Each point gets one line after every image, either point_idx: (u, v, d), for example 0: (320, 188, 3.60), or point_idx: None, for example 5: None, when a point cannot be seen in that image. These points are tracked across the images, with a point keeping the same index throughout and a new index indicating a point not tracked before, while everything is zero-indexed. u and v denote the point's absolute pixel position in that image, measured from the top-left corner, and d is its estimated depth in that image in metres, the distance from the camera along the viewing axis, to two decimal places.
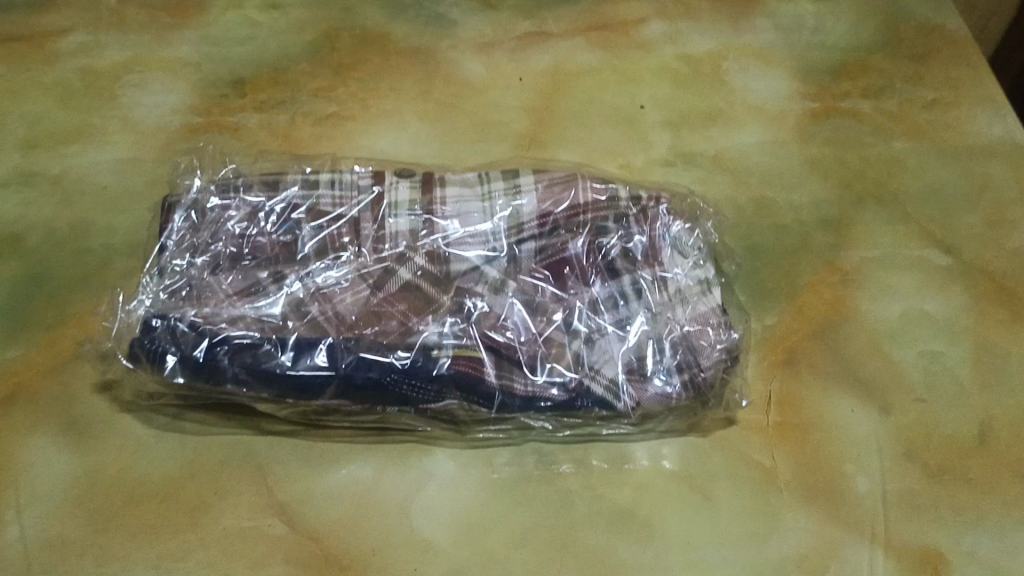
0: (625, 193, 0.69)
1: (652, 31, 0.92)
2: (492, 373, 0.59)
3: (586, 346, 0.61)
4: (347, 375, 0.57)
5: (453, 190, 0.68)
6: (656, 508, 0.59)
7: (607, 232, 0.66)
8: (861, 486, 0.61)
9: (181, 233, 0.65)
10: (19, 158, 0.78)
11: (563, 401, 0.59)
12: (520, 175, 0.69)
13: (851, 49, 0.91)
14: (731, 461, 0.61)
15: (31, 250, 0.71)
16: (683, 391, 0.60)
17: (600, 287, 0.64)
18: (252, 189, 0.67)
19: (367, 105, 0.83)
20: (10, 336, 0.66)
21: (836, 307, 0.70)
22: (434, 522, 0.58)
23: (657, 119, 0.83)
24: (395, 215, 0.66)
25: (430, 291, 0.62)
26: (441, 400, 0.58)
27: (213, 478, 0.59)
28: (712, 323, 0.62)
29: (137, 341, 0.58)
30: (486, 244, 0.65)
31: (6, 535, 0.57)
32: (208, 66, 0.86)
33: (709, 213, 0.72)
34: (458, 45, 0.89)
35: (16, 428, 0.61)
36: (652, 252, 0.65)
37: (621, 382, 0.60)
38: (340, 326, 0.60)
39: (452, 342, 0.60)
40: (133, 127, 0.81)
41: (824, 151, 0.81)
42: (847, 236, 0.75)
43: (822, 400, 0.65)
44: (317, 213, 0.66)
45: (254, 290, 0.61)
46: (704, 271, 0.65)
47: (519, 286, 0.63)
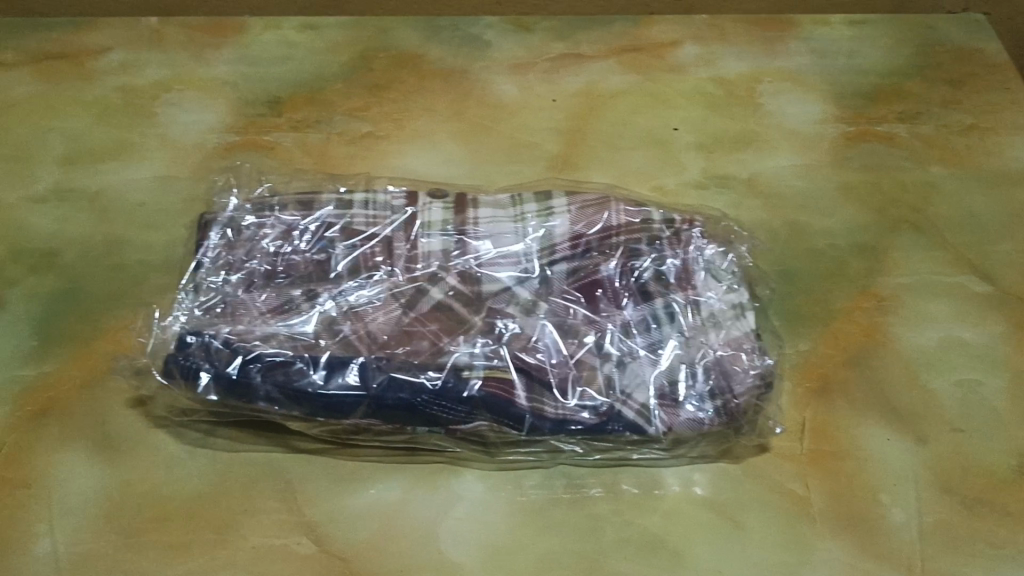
0: (659, 215, 0.68)
1: (686, 54, 0.92)
2: (523, 395, 0.59)
3: (618, 369, 0.60)
4: (378, 395, 0.57)
5: (486, 211, 0.68)
6: (686, 535, 0.59)
7: (640, 255, 0.65)
8: (896, 517, 0.59)
9: (216, 250, 0.65)
10: (59, 174, 0.79)
11: (593, 425, 0.59)
12: (553, 197, 0.68)
13: (887, 74, 0.90)
14: (763, 489, 0.61)
15: (69, 265, 0.72)
16: (716, 417, 0.59)
17: (632, 310, 0.63)
18: (287, 208, 0.68)
19: (401, 125, 0.84)
20: (47, 350, 0.67)
21: (871, 334, 0.69)
22: (462, 545, 0.58)
23: (691, 141, 0.83)
24: (428, 235, 0.66)
25: (462, 312, 0.62)
26: (471, 422, 0.58)
27: (242, 495, 0.60)
28: (746, 348, 0.62)
29: (171, 357, 0.58)
30: (518, 265, 0.65)
31: (38, 549, 0.57)
32: (245, 85, 0.87)
33: (743, 236, 0.71)
34: (492, 66, 0.90)
35: (50, 441, 0.62)
36: (686, 276, 0.65)
37: (653, 407, 0.59)
38: (371, 345, 0.60)
39: (482, 363, 0.59)
40: (170, 145, 0.82)
41: (859, 176, 0.80)
42: (883, 262, 0.74)
43: (857, 428, 0.64)
44: (350, 232, 0.67)
45: (287, 308, 0.62)
46: (738, 296, 0.65)
47: (550, 308, 0.63)
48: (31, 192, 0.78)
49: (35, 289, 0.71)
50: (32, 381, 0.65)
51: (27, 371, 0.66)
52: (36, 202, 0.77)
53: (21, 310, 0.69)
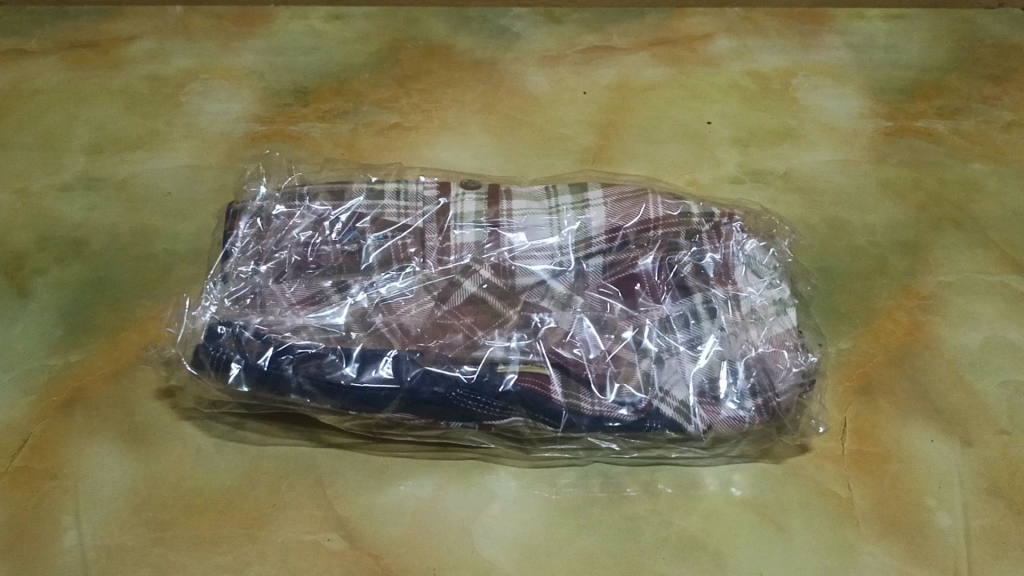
0: (695, 209, 0.67)
1: (719, 48, 0.90)
2: (559, 391, 0.57)
3: (656, 365, 0.59)
4: (412, 389, 0.56)
5: (520, 203, 0.67)
6: (726, 536, 0.57)
7: (678, 249, 0.64)
8: (943, 521, 0.58)
9: (246, 240, 0.64)
10: (85, 162, 0.78)
11: (631, 423, 0.57)
12: (588, 189, 0.67)
13: (925, 69, 0.88)
14: (805, 490, 0.59)
15: (95, 254, 0.71)
16: (758, 416, 0.58)
17: (671, 306, 0.62)
18: (318, 198, 0.67)
19: (430, 116, 0.82)
20: (73, 340, 0.66)
21: (913, 333, 0.67)
22: (496, 543, 0.56)
23: (726, 135, 0.81)
24: (460, 227, 0.65)
25: (496, 305, 0.61)
26: (506, 417, 0.57)
27: (272, 490, 0.58)
28: (788, 345, 0.60)
29: (201, 347, 0.57)
30: (553, 258, 0.63)
31: (64, 541, 0.56)
32: (272, 75, 0.86)
33: (782, 231, 0.70)
34: (522, 58, 0.89)
35: (77, 432, 0.61)
36: (725, 271, 0.63)
37: (692, 405, 0.57)
38: (404, 338, 0.58)
39: (517, 357, 0.58)
40: (197, 135, 0.81)
41: (899, 172, 0.79)
42: (925, 260, 0.72)
43: (901, 429, 0.62)
44: (382, 223, 0.65)
45: (318, 299, 0.60)
46: (780, 292, 0.63)
47: (586, 302, 0.62)
48: (57, 180, 0.77)
49: (62, 278, 0.70)
50: (59, 371, 0.64)
51: (54, 361, 0.65)
52: (63, 190, 0.76)
53: (48, 299, 0.68)
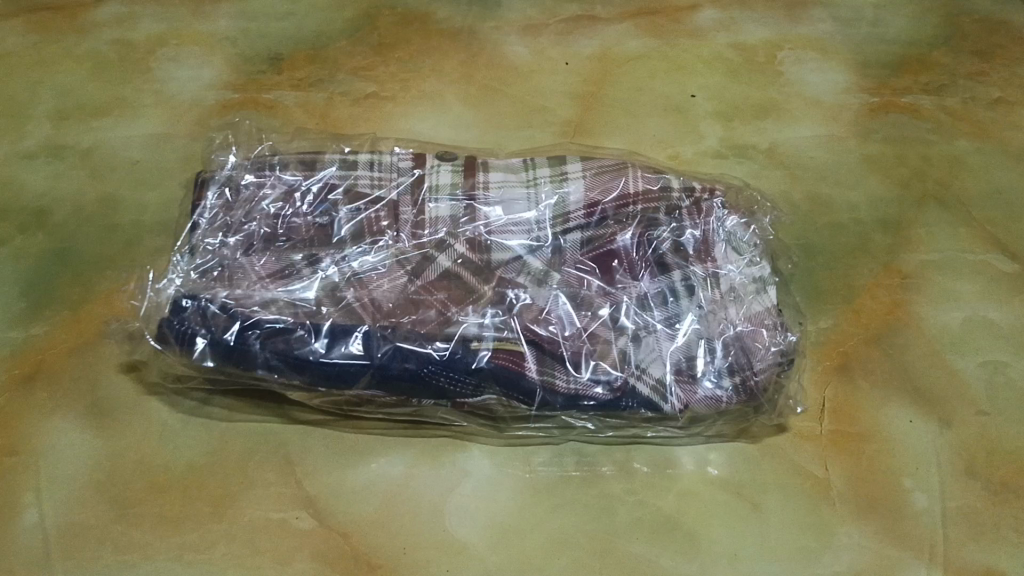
0: (677, 183, 0.65)
1: (704, 19, 0.88)
2: (534, 368, 0.56)
3: (633, 343, 0.58)
4: (383, 365, 0.55)
5: (497, 176, 0.65)
6: (701, 517, 0.56)
7: (658, 225, 0.62)
8: (919, 502, 0.57)
9: (214, 211, 0.62)
10: (49, 129, 0.76)
11: (607, 401, 0.56)
12: (567, 162, 0.65)
13: (912, 44, 0.87)
14: (782, 469, 0.58)
15: (59, 225, 0.69)
16: (735, 395, 0.57)
17: (649, 283, 0.60)
18: (289, 167, 0.65)
19: (407, 86, 0.80)
20: (36, 313, 0.64)
21: (894, 312, 0.66)
22: (469, 522, 0.56)
23: (708, 109, 0.80)
24: (435, 199, 0.63)
25: (470, 281, 0.60)
26: (479, 395, 0.56)
27: (240, 467, 0.57)
28: (768, 324, 0.59)
29: (165, 321, 0.55)
30: (530, 233, 0.62)
31: (25, 520, 0.55)
32: (245, 41, 0.83)
33: (765, 207, 0.68)
34: (503, 27, 0.86)
35: (37, 408, 0.59)
36: (705, 248, 0.62)
37: (669, 383, 0.57)
38: (375, 313, 0.57)
39: (492, 334, 0.57)
40: (166, 102, 0.78)
41: (883, 149, 0.77)
42: (907, 238, 0.71)
43: (879, 409, 0.61)
44: (354, 195, 0.63)
45: (287, 273, 0.59)
46: (759, 269, 0.62)
47: (563, 278, 0.60)
48: (20, 148, 0.74)
49: (24, 249, 0.68)
50: (21, 344, 0.62)
51: (15, 334, 0.63)
52: (26, 158, 0.74)
53: (10, 270, 0.66)
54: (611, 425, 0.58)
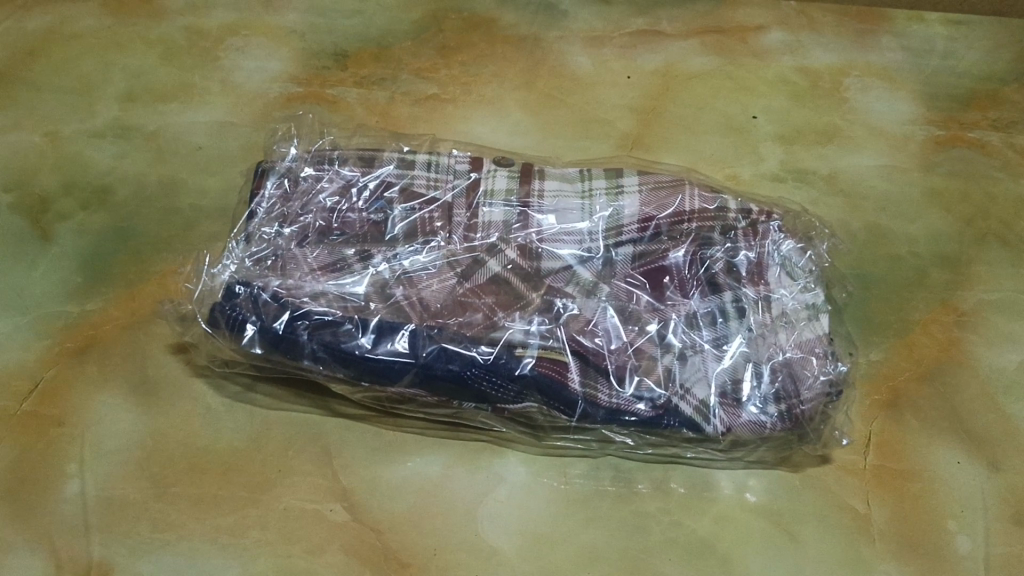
0: (733, 203, 0.65)
1: (771, 40, 0.87)
2: (577, 380, 0.56)
3: (678, 362, 0.57)
4: (428, 365, 0.55)
5: (553, 184, 0.65)
6: (736, 542, 0.56)
7: (711, 244, 0.62)
8: (962, 545, 0.56)
9: (271, 201, 0.63)
10: (117, 110, 0.77)
11: (648, 418, 0.56)
12: (623, 175, 0.65)
13: (983, 78, 0.85)
14: (822, 502, 0.57)
15: (121, 204, 0.71)
16: (779, 422, 0.56)
17: (699, 301, 0.60)
18: (348, 162, 0.66)
19: (469, 90, 0.81)
20: (92, 289, 0.65)
21: (948, 350, 0.65)
22: (501, 528, 0.55)
23: (770, 131, 0.79)
24: (489, 204, 0.63)
25: (519, 287, 0.59)
26: (520, 402, 0.56)
27: (279, 455, 0.58)
28: (818, 352, 0.58)
29: (218, 306, 0.56)
30: (581, 244, 0.62)
31: (68, 490, 0.56)
32: (313, 35, 0.85)
33: (822, 233, 0.67)
34: (567, 37, 0.86)
35: (88, 381, 0.61)
36: (758, 271, 0.61)
37: (712, 405, 0.56)
38: (423, 313, 0.57)
39: (537, 341, 0.57)
40: (232, 91, 0.80)
41: (947, 183, 0.76)
42: (966, 276, 0.70)
43: (926, 448, 0.60)
44: (410, 194, 0.64)
45: (338, 267, 0.59)
46: (813, 295, 0.61)
47: (612, 291, 0.60)
48: (88, 126, 0.76)
49: (85, 226, 0.69)
50: (76, 318, 0.64)
51: (71, 308, 0.64)
52: (93, 136, 0.75)
53: (70, 245, 0.68)
54: (650, 443, 0.58)
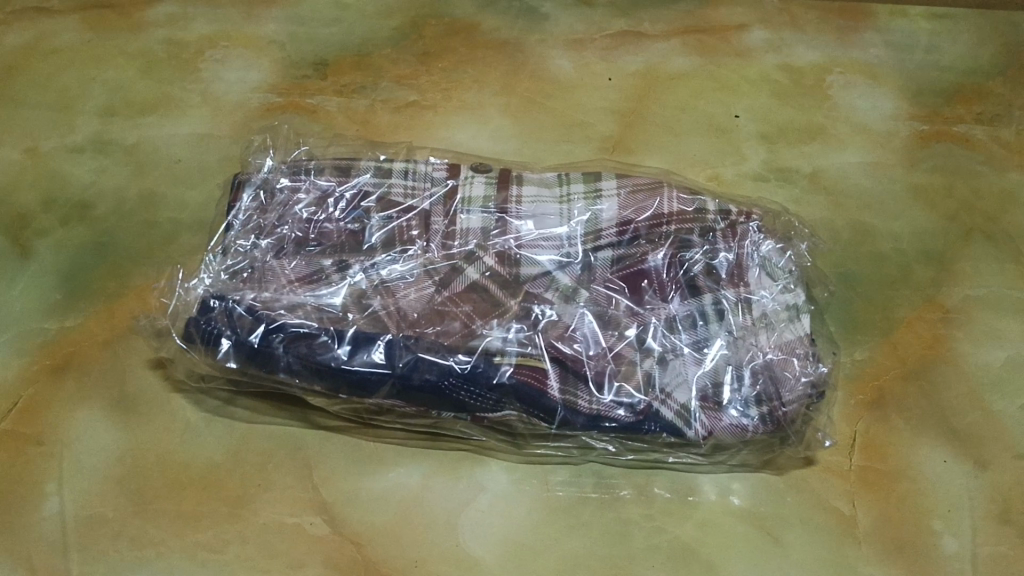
0: (712, 204, 0.64)
1: (753, 39, 0.87)
2: (556, 387, 0.55)
3: (658, 366, 0.57)
4: (404, 375, 0.54)
5: (530, 190, 0.64)
6: (720, 547, 0.55)
7: (690, 246, 0.62)
8: (948, 546, 0.55)
9: (248, 213, 0.63)
10: (96, 124, 0.77)
11: (629, 424, 0.55)
12: (602, 179, 0.65)
13: (967, 72, 0.85)
14: (807, 504, 0.57)
15: (100, 219, 0.70)
16: (761, 425, 0.55)
17: (679, 305, 0.59)
18: (324, 172, 0.65)
19: (449, 96, 0.80)
20: (71, 305, 0.65)
21: (933, 348, 0.64)
22: (482, 538, 0.55)
23: (752, 130, 0.79)
24: (467, 211, 0.63)
25: (498, 295, 0.59)
26: (499, 411, 0.55)
27: (258, 468, 0.57)
28: (799, 353, 0.58)
29: (193, 321, 0.56)
30: (560, 249, 0.61)
31: (46, 509, 0.55)
32: (292, 45, 0.84)
33: (802, 233, 0.67)
34: (548, 40, 0.86)
35: (66, 398, 0.60)
36: (738, 272, 0.61)
37: (693, 409, 0.55)
38: (400, 322, 0.57)
39: (515, 349, 0.56)
40: (212, 102, 0.79)
41: (931, 179, 0.75)
42: (951, 272, 0.69)
43: (912, 448, 0.59)
44: (387, 204, 0.64)
45: (316, 278, 0.59)
46: (793, 296, 0.61)
47: (591, 296, 0.60)
48: (67, 141, 0.76)
49: (64, 242, 0.69)
50: (54, 335, 0.63)
51: (50, 325, 0.64)
52: (72, 151, 0.75)
53: (49, 261, 0.68)
54: (632, 449, 0.57)
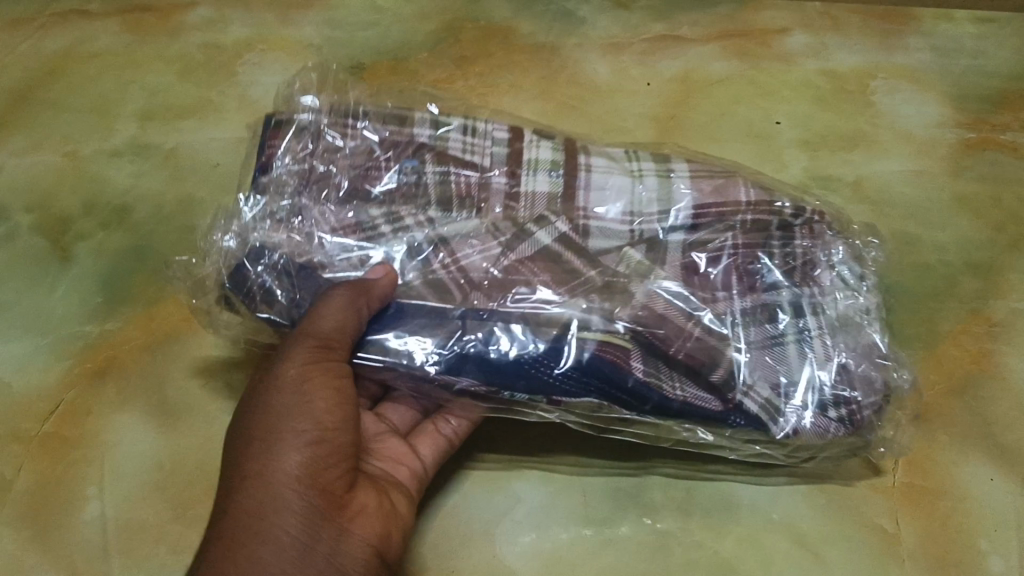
0: (788, 199, 0.61)
1: (794, 43, 0.85)
2: (641, 367, 0.50)
3: (743, 355, 0.52)
4: (484, 352, 0.50)
5: (600, 161, 0.62)
6: (761, 564, 0.54)
7: (767, 235, 0.58)
8: (994, 566, 0.54)
9: (288, 155, 0.60)
10: (136, 128, 0.78)
11: (714, 414, 0.50)
12: (673, 162, 0.62)
13: (1014, 77, 0.83)
14: (850, 521, 0.56)
15: (138, 223, 0.71)
16: (841, 426, 0.52)
17: (752, 295, 0.55)
18: (374, 123, 0.62)
19: (485, 101, 0.80)
20: (111, 309, 0.66)
21: (979, 362, 0.63)
22: (518, 549, 0.55)
23: (793, 137, 0.77)
24: (533, 173, 0.60)
25: (573, 266, 0.55)
26: (580, 394, 0.50)
27: None
28: (874, 359, 0.55)
29: (240, 276, 0.54)
30: (631, 221, 0.59)
31: (87, 512, 0.57)
32: (329, 49, 0.84)
33: (864, 237, 0.64)
34: (585, 44, 0.85)
35: (107, 402, 0.61)
36: (810, 265, 0.58)
37: (779, 403, 0.51)
38: (465, 288, 0.54)
39: (600, 326, 0.51)
40: (250, 108, 0.79)
41: (977, 188, 0.74)
42: (998, 283, 0.68)
43: (957, 465, 0.58)
44: (443, 157, 0.60)
45: (368, 234, 0.57)
46: (865, 301, 0.58)
47: (666, 274, 0.56)
48: (107, 145, 0.76)
49: (103, 246, 0.69)
50: (95, 339, 0.64)
51: (91, 329, 0.65)
52: (111, 155, 0.76)
53: (89, 265, 0.68)
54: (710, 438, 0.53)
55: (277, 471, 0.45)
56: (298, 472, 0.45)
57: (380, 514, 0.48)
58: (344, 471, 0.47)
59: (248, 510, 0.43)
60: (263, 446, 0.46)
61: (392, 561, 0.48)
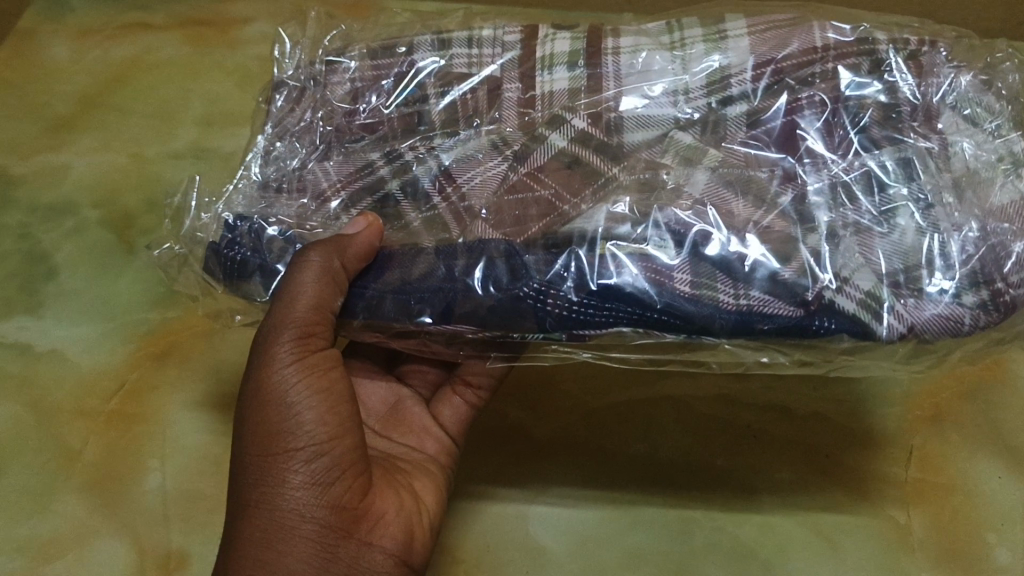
0: (883, 36, 0.53)
1: None
2: (685, 279, 0.44)
3: (827, 243, 0.45)
4: (470, 288, 0.46)
5: (628, 41, 0.56)
6: (779, 547, 0.58)
7: (857, 84, 0.50)
8: (1001, 556, 0.58)
9: (280, 118, 0.59)
10: (196, 133, 0.83)
11: (793, 322, 0.43)
12: (726, 21, 0.55)
13: None
14: (863, 511, 0.59)
15: None
16: (978, 313, 0.44)
17: (850, 160, 0.48)
18: (372, 56, 0.60)
19: None
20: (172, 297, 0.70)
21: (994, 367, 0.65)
22: (549, 527, 0.59)
23: None
24: (549, 70, 0.55)
25: (597, 164, 0.50)
26: (610, 326, 0.45)
27: None
28: (1012, 221, 0.46)
29: (213, 247, 0.51)
30: (675, 103, 0.52)
31: (148, 482, 0.62)
32: None
33: (1005, 58, 0.54)
34: None
35: (168, 383, 0.66)
36: (926, 113, 0.50)
37: (884, 298, 0.44)
38: (464, 221, 0.50)
39: (631, 245, 0.46)
40: None
41: None
42: None
43: (967, 461, 0.61)
44: (446, 76, 0.57)
45: (363, 173, 0.54)
46: (1004, 145, 0.49)
47: (724, 158, 0.49)
48: (169, 147, 0.81)
49: None
50: (157, 325, 0.69)
51: (153, 315, 0.69)
52: (173, 157, 0.81)
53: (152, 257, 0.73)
54: (800, 351, 0.46)
55: (281, 497, 0.46)
56: (302, 498, 0.46)
57: (399, 520, 0.50)
58: (354, 479, 0.48)
59: (261, 541, 0.45)
60: (263, 470, 0.46)
61: (417, 563, 0.51)
